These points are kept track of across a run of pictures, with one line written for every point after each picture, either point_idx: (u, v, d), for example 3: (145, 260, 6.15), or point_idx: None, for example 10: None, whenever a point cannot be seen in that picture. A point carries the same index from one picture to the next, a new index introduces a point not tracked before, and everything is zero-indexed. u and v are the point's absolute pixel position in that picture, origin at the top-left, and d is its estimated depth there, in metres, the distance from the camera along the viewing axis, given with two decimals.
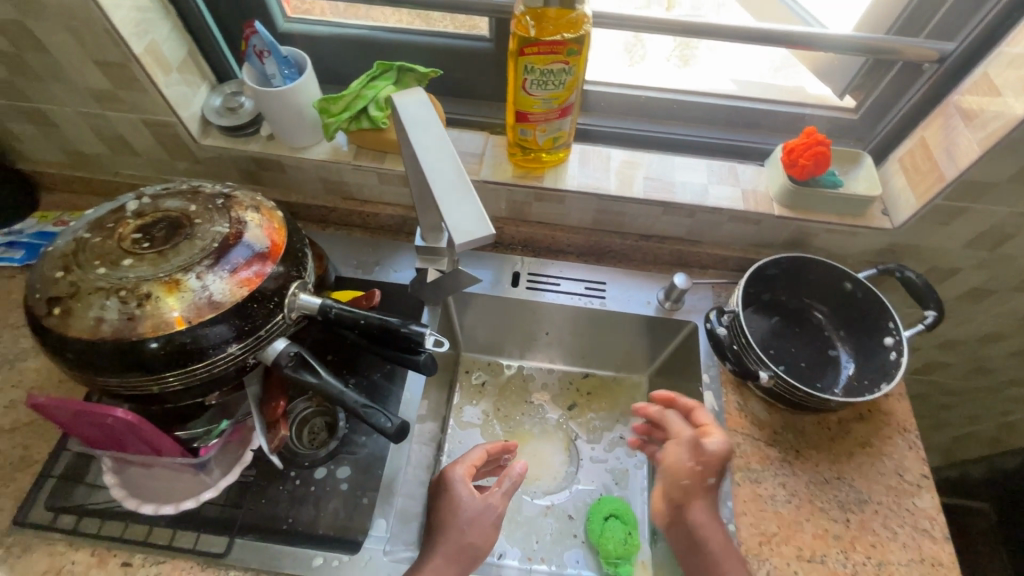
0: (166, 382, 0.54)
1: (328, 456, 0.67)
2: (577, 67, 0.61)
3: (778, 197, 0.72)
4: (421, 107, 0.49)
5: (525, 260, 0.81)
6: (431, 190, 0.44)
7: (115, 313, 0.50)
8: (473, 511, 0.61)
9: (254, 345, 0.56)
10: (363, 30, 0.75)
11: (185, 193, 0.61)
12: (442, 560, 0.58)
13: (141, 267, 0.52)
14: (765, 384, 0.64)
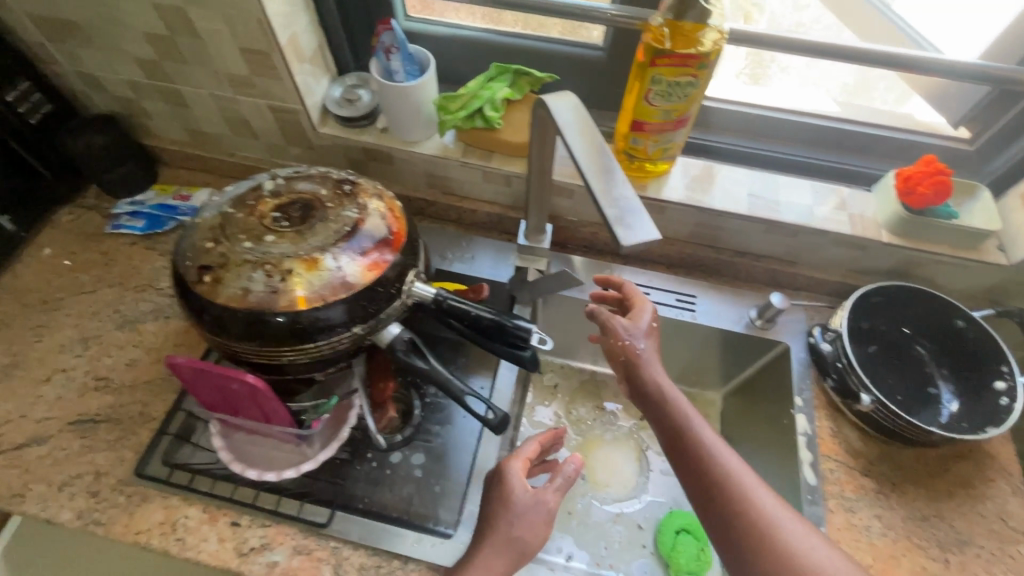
0: (295, 354, 0.57)
1: (403, 442, 0.69)
2: (703, 81, 0.61)
3: (887, 224, 0.71)
4: (574, 113, 0.50)
5: (615, 266, 0.81)
6: (591, 191, 0.45)
7: (262, 286, 0.54)
8: (526, 505, 0.57)
9: (373, 327, 0.59)
10: (480, 33, 0.77)
11: (315, 177, 0.64)
12: (491, 555, 0.55)
13: (283, 244, 0.56)
14: (865, 408, 0.64)
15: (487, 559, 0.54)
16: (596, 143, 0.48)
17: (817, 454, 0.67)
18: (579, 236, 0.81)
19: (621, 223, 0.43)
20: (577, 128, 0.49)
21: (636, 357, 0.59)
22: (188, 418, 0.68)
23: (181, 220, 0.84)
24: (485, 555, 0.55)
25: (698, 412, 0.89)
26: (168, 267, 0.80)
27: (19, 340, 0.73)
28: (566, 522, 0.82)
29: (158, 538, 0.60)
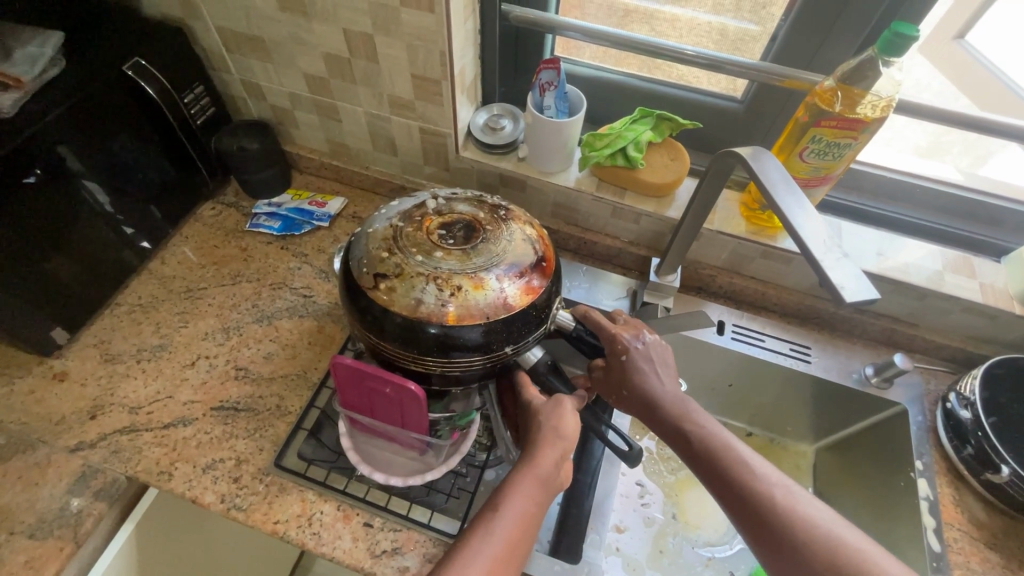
0: (447, 365, 0.60)
1: (497, 460, 0.71)
2: (861, 144, 0.64)
3: (1021, 297, 0.71)
4: (774, 168, 0.53)
5: (729, 310, 0.83)
6: (802, 244, 0.46)
7: (431, 297, 0.57)
8: (545, 403, 0.61)
9: (520, 347, 0.61)
10: (623, 78, 0.81)
11: (473, 200, 0.67)
12: (540, 445, 0.58)
13: (451, 261, 0.59)
14: (1004, 479, 0.64)
15: (538, 449, 0.58)
16: (797, 199, 0.50)
17: (941, 520, 0.67)
18: (696, 276, 0.83)
19: (840, 280, 0.44)
20: (767, 178, 0.51)
21: (623, 388, 0.60)
22: (320, 415, 0.70)
23: (315, 224, 0.89)
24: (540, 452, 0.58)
25: (791, 463, 0.89)
26: (301, 268, 0.85)
27: (167, 324, 0.78)
28: (658, 559, 0.81)
29: (295, 529, 0.63)
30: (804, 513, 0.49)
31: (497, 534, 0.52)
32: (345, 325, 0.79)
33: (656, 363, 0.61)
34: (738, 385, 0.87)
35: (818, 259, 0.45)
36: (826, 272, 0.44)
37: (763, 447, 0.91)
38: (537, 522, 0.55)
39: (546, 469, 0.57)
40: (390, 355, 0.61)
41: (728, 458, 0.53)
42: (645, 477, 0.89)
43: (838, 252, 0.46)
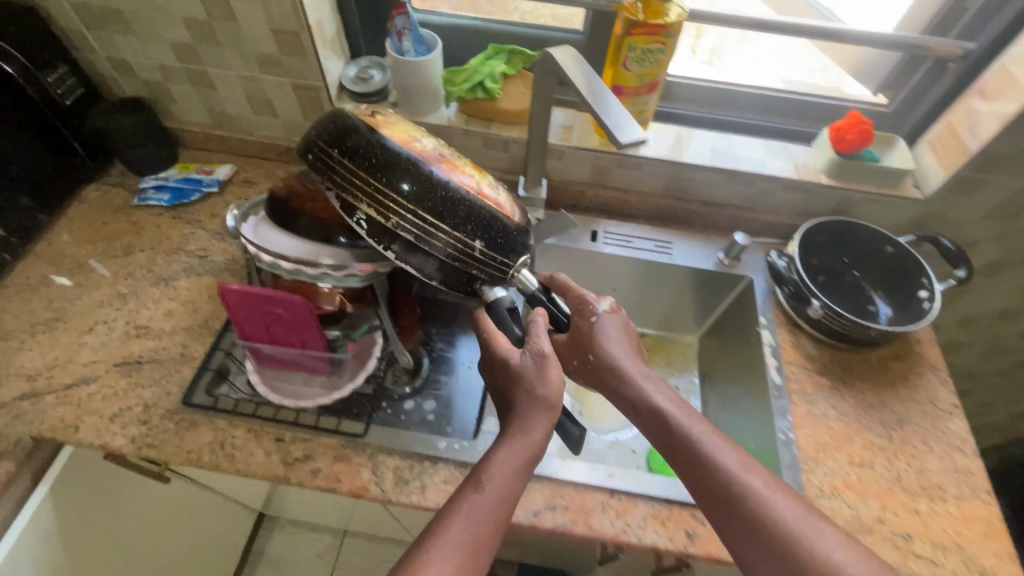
0: (406, 223, 0.56)
1: (414, 392, 0.75)
2: (670, 49, 0.74)
3: (825, 170, 0.85)
4: (577, 61, 0.63)
5: (600, 221, 0.93)
6: (593, 110, 0.57)
7: (431, 148, 0.60)
8: (533, 366, 0.59)
9: (488, 261, 0.60)
10: (478, 22, 0.89)
11: None
12: (528, 415, 0.57)
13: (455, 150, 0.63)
14: (817, 313, 0.76)
15: (527, 420, 0.57)
16: (595, 82, 0.60)
17: (781, 360, 0.79)
18: (569, 194, 0.93)
19: (618, 131, 0.55)
20: (577, 70, 0.61)
21: (592, 361, 0.67)
22: (225, 356, 0.74)
23: (205, 192, 0.91)
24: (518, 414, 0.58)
25: (679, 353, 1.02)
26: (196, 233, 0.87)
27: (60, 298, 0.79)
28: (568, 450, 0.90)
29: (209, 455, 0.67)
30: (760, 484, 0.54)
31: (484, 508, 0.53)
32: (243, 277, 0.83)
33: (621, 341, 0.67)
34: (621, 288, 0.97)
35: (608, 121, 0.55)
36: (614, 129, 0.54)
37: (655, 343, 1.03)
38: (519, 486, 0.55)
39: (531, 433, 0.57)
40: (352, 179, 0.56)
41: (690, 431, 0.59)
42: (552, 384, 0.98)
43: (628, 117, 0.56)
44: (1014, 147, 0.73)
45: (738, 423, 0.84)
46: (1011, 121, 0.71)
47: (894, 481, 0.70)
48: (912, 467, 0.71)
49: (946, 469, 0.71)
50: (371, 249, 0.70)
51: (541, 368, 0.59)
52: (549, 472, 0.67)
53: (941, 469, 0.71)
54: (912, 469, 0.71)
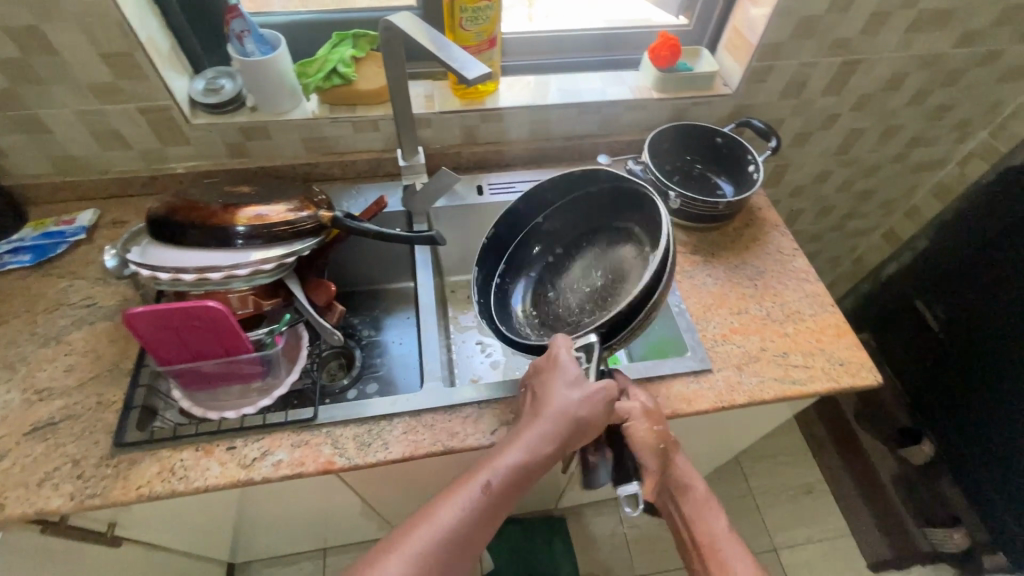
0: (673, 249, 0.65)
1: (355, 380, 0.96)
2: (496, 4, 0.83)
3: (654, 86, 0.99)
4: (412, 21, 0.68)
5: (483, 176, 1.01)
6: (438, 58, 0.62)
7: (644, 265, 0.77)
8: (578, 405, 0.59)
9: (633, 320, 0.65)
10: (315, 15, 0.91)
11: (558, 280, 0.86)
12: (551, 425, 0.59)
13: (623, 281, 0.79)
14: (675, 203, 0.89)
15: (548, 427, 0.59)
16: (434, 34, 0.66)
17: None
18: (446, 158, 0.99)
19: (465, 70, 0.61)
20: (416, 29, 0.66)
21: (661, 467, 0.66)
22: (149, 391, 0.72)
23: (72, 242, 0.86)
24: (538, 436, 0.59)
25: None
26: (75, 285, 0.82)
27: None
28: None
29: (161, 483, 0.66)
30: (740, 554, 0.66)
31: (477, 511, 0.56)
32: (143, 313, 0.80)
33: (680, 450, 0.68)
34: None
35: (454, 66, 0.61)
36: (460, 71, 0.61)
37: None
38: (521, 490, 0.59)
39: (545, 450, 0.59)
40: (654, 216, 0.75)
41: (704, 500, 0.68)
42: (481, 335, 1.05)
43: (469, 57, 0.62)
44: (782, 34, 0.91)
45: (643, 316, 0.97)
46: (773, 12, 0.88)
47: (766, 317, 0.85)
48: (776, 303, 0.87)
49: (800, 296, 0.88)
50: (269, 244, 0.74)
51: (590, 396, 0.60)
52: (495, 395, 0.73)
53: (796, 297, 0.88)
54: (777, 304, 0.87)
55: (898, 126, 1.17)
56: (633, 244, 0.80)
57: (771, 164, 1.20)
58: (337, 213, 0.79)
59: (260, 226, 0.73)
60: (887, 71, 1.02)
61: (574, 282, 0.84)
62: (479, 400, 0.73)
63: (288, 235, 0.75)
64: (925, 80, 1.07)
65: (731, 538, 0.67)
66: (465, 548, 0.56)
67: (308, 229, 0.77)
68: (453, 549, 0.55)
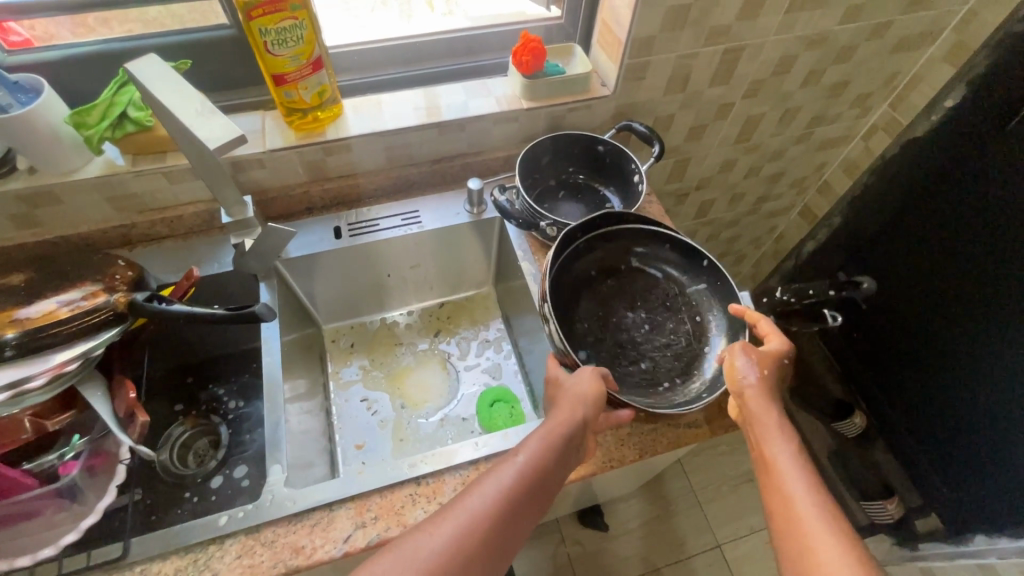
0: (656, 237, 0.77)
1: (220, 465, 0.73)
2: (307, 21, 0.69)
3: (523, 94, 0.88)
4: (154, 66, 0.55)
5: (343, 214, 0.89)
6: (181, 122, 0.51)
7: (643, 284, 0.78)
8: (591, 388, 0.62)
9: (706, 270, 0.76)
10: (99, 47, 0.75)
11: (633, 353, 0.72)
12: (563, 408, 0.61)
13: (649, 306, 0.76)
14: (550, 231, 0.79)
15: (559, 411, 0.61)
16: (177, 86, 0.53)
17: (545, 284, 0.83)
18: (294, 200, 0.86)
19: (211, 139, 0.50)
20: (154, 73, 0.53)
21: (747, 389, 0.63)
22: None
23: None
24: (556, 416, 0.60)
25: (480, 308, 1.05)
26: None
27: None
28: (401, 447, 0.88)
29: None
30: (816, 515, 0.52)
31: (518, 485, 0.54)
32: None
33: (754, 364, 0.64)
34: (396, 270, 0.96)
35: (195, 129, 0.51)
36: (199, 138, 0.51)
37: (456, 309, 1.05)
38: (551, 479, 0.57)
39: (568, 431, 0.59)
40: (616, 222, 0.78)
41: (776, 431, 0.60)
42: (366, 390, 0.94)
43: (212, 112, 0.53)
44: (652, 27, 0.81)
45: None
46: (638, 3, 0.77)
47: None
48: None
49: None
50: (51, 348, 0.60)
51: (594, 379, 0.63)
52: (343, 492, 0.63)
53: None
54: None
55: (797, 108, 1.10)
56: (626, 295, 0.77)
57: (671, 160, 1.12)
58: (136, 296, 0.65)
59: (32, 330, 0.59)
60: (774, 55, 0.94)
61: (619, 353, 0.72)
62: (329, 502, 0.63)
63: (77, 332, 0.62)
64: (816, 60, 0.99)
65: (809, 488, 0.55)
66: (510, 524, 0.52)
67: (104, 319, 0.63)
68: (483, 551, 0.50)
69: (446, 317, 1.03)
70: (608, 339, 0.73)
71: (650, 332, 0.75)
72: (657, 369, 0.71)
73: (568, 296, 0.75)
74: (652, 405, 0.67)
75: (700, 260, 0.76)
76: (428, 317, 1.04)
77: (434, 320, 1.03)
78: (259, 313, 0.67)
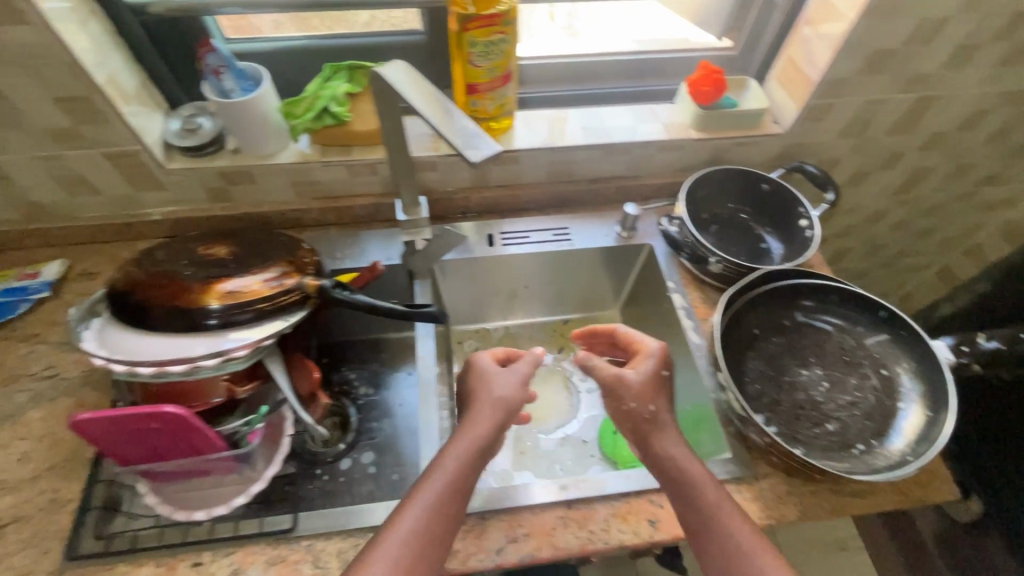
0: (825, 291, 0.75)
1: (349, 448, 0.77)
2: (512, 36, 0.71)
3: (692, 124, 0.86)
4: (405, 72, 0.56)
5: (494, 222, 0.90)
6: (438, 130, 0.51)
7: (815, 340, 0.75)
8: (512, 387, 0.63)
9: (886, 322, 0.73)
10: (304, 41, 0.81)
11: (815, 411, 0.70)
12: (478, 411, 0.60)
13: (825, 362, 0.74)
14: (716, 268, 0.76)
15: (478, 415, 0.60)
16: (430, 95, 0.54)
17: (697, 319, 0.80)
18: (453, 203, 0.88)
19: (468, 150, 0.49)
20: (412, 83, 0.55)
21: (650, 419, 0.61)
22: (111, 486, 0.64)
23: (36, 299, 0.78)
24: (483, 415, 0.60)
25: None
26: (36, 350, 0.74)
27: None
28: (522, 460, 0.89)
29: None
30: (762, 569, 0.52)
31: (452, 485, 0.55)
32: (109, 388, 0.71)
33: (625, 398, 0.61)
34: (533, 283, 0.97)
35: (456, 142, 0.50)
36: (453, 145, 0.50)
37: (579, 328, 1.04)
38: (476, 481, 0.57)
39: (485, 442, 0.58)
40: (782, 276, 0.76)
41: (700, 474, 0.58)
42: None
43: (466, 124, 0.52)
44: (847, 69, 0.77)
45: (698, 381, 0.79)
46: (842, 45, 0.74)
47: None
48: None
49: None
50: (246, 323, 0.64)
51: (520, 380, 0.64)
52: (496, 502, 0.64)
53: None
54: None
55: (971, 165, 1.03)
56: (799, 351, 0.75)
57: None
58: (325, 282, 0.68)
59: (234, 305, 0.63)
60: (966, 108, 0.88)
61: (800, 411, 0.70)
62: (484, 509, 0.64)
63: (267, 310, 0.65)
64: (1009, 117, 0.92)
65: (761, 540, 0.54)
66: (450, 517, 0.53)
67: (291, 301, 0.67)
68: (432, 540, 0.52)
69: (570, 335, 1.03)
70: (786, 397, 0.71)
71: (831, 388, 0.72)
72: (847, 432, 0.68)
73: (739, 356, 0.74)
74: (850, 471, 0.64)
75: (876, 309, 0.73)
76: (551, 331, 1.04)
77: (557, 335, 1.03)
78: (435, 314, 0.69)
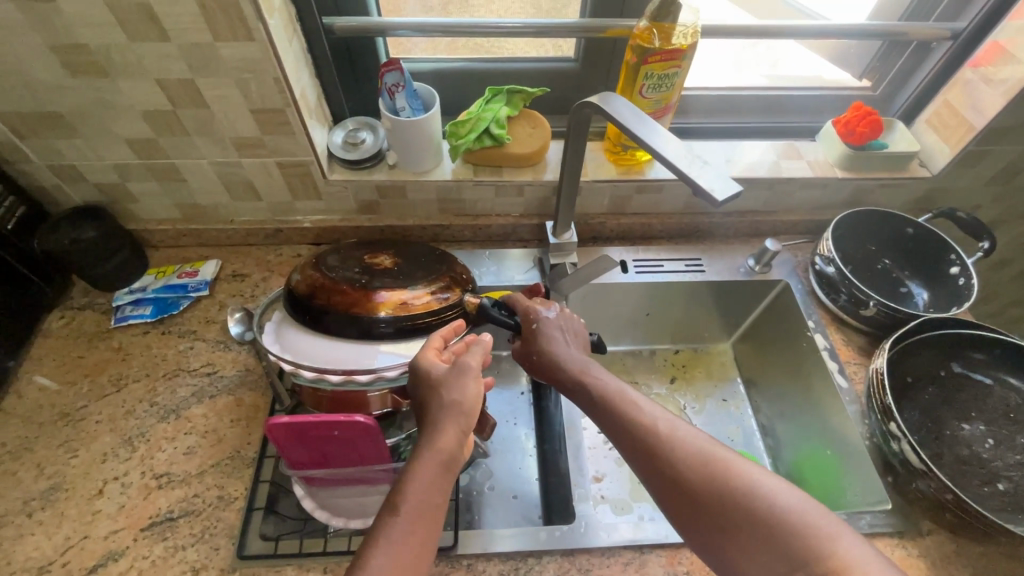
0: (993, 344, 0.72)
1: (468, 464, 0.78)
2: (685, 71, 0.72)
3: (838, 163, 0.85)
4: (626, 108, 0.57)
5: (627, 249, 0.90)
6: (670, 163, 0.50)
7: (977, 393, 0.73)
8: (467, 395, 0.52)
9: None
10: (462, 64, 0.83)
11: (981, 468, 0.68)
12: (439, 425, 0.51)
13: (989, 417, 0.71)
14: (871, 311, 0.76)
15: (437, 429, 0.50)
16: (654, 131, 0.54)
17: (841, 361, 0.79)
18: (587, 228, 0.89)
19: (708, 184, 0.47)
20: (629, 122, 0.55)
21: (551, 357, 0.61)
22: (273, 487, 0.66)
23: (193, 296, 0.81)
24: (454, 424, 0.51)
25: (717, 363, 1.02)
26: (194, 347, 0.76)
27: (50, 462, 0.66)
28: (640, 491, 0.87)
29: None
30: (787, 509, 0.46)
31: (418, 487, 0.47)
32: (265, 389, 0.73)
33: (563, 331, 0.63)
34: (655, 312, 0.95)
35: (692, 176, 0.49)
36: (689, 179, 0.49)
37: (691, 358, 1.03)
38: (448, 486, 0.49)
39: (448, 450, 0.49)
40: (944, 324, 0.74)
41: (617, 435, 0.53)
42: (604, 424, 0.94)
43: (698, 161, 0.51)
44: (1016, 118, 0.76)
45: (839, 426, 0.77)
46: (1016, 94, 0.73)
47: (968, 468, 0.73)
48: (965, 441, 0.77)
49: None
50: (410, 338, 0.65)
51: (472, 376, 0.53)
52: (659, 538, 0.64)
53: None
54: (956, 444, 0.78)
55: None
56: (960, 404, 0.72)
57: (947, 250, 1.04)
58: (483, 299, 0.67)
59: (401, 316, 0.64)
60: None
61: (964, 467, 0.68)
62: (640, 543, 0.64)
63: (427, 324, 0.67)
64: None
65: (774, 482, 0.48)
66: (438, 507, 0.47)
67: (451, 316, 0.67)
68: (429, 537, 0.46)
69: (683, 365, 1.01)
70: (947, 451, 0.69)
71: (998, 445, 0.69)
72: (1020, 491, 0.66)
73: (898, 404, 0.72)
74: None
75: None
76: (662, 361, 1.01)
77: (669, 365, 1.01)
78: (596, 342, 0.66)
